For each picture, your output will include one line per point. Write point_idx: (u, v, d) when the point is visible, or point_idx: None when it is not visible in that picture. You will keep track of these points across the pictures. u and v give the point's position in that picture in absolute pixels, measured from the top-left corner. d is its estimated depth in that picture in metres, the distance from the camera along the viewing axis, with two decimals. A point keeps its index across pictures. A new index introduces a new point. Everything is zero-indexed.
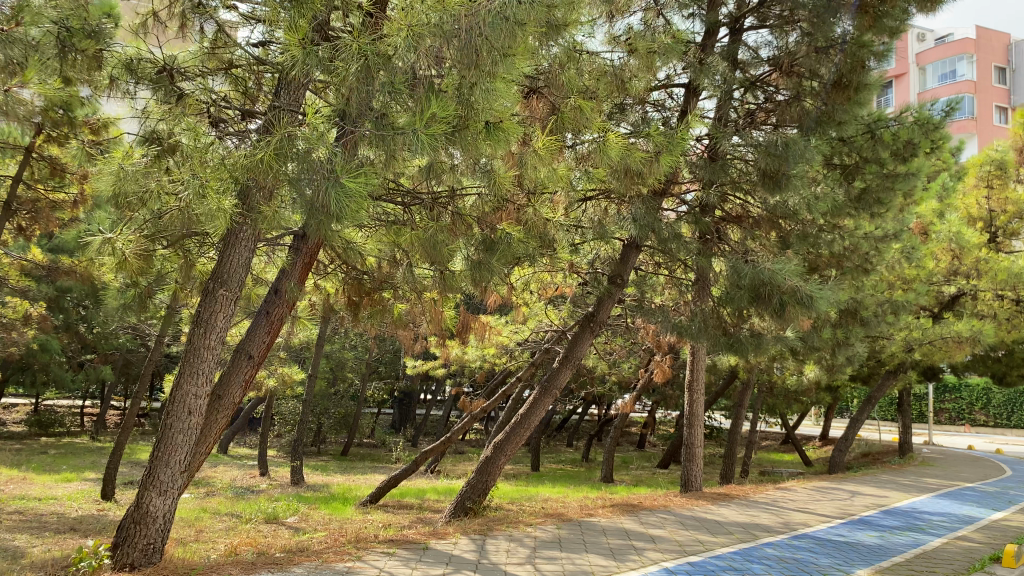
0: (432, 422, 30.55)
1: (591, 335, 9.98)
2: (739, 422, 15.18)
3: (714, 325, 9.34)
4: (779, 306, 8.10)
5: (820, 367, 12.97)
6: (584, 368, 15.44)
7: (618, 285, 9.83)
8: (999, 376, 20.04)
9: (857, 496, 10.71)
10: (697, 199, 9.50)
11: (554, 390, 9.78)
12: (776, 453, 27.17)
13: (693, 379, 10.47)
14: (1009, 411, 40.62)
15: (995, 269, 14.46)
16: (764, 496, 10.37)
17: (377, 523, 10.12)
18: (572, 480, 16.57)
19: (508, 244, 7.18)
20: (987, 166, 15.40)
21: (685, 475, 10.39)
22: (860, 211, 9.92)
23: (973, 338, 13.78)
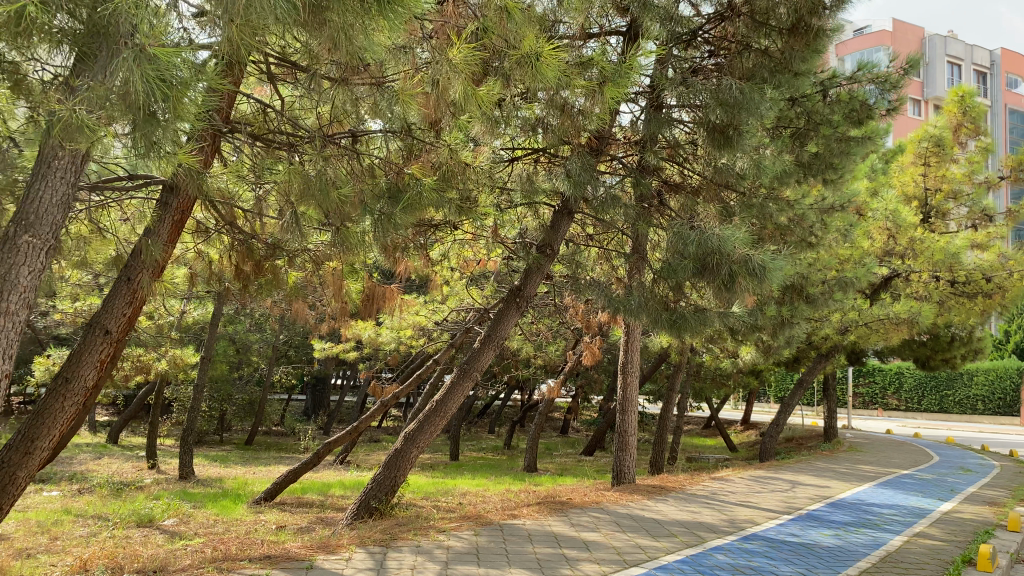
0: (347, 408, 29.11)
1: (517, 312, 8.83)
2: (669, 406, 14.31)
3: (654, 299, 8.42)
4: (728, 279, 7.15)
5: (757, 349, 12.23)
6: (508, 351, 14.37)
7: (547, 256, 8.75)
8: (923, 360, 19.94)
9: (799, 486, 9.97)
10: (635, 160, 8.58)
11: (475, 373, 8.62)
12: (699, 438, 26.79)
13: (627, 361, 9.47)
14: (920, 395, 41.66)
15: (932, 249, 14.03)
16: (702, 488, 9.50)
17: (269, 526, 8.84)
18: (493, 470, 15.53)
19: (417, 193, 5.92)
20: (925, 143, 14.98)
21: (618, 467, 9.41)
22: (811, 177, 9.16)
23: (911, 320, 13.38)
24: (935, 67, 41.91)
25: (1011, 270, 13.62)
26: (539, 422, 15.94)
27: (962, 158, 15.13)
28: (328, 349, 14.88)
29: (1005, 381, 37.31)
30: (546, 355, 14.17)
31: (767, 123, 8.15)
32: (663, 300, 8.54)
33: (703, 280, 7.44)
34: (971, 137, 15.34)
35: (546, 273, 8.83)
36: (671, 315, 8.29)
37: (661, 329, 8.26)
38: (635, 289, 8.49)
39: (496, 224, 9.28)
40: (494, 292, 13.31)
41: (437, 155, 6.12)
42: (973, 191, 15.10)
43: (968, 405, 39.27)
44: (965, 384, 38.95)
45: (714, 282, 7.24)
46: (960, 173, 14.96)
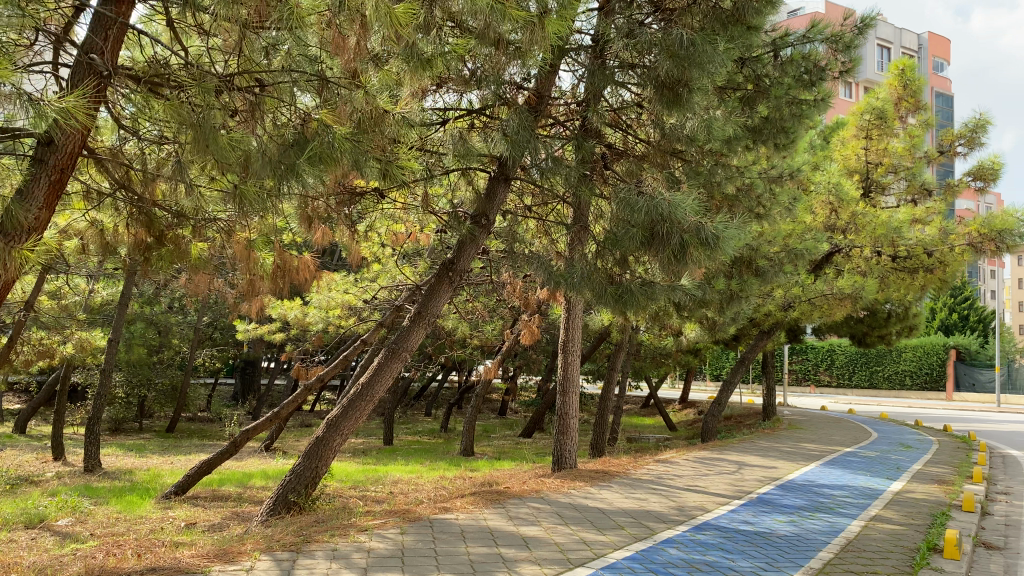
0: (277, 392, 28.03)
1: (450, 288, 8.12)
2: (610, 386, 13.69)
3: (597, 272, 7.83)
4: (679, 249, 6.57)
5: (701, 326, 11.78)
6: (442, 331, 13.64)
7: (483, 227, 8.07)
8: (859, 337, 19.91)
9: (747, 467, 9.55)
10: (577, 121, 8.00)
11: (405, 354, 7.89)
12: (637, 418, 26.59)
13: (568, 338, 8.88)
14: (851, 371, 42.49)
15: (873, 223, 13.73)
16: (647, 472, 8.97)
17: (177, 523, 8.01)
18: (428, 454, 14.86)
19: (328, 142, 5.14)
20: (867, 115, 14.69)
21: (559, 451, 8.84)
22: (761, 143, 8.70)
23: (854, 296, 13.29)
24: (866, 48, 42.38)
25: (951, 244, 13.74)
26: (475, 405, 15.29)
27: (902, 132, 14.91)
28: (250, 332, 13.94)
29: (932, 357, 38.43)
30: (482, 335, 13.50)
31: (718, 82, 7.60)
32: (608, 274, 7.96)
33: (651, 252, 6.86)
34: (911, 112, 15.16)
35: (482, 245, 8.16)
36: (616, 289, 7.72)
37: (606, 305, 7.67)
38: (577, 262, 7.89)
39: (427, 191, 8.55)
40: (427, 268, 12.57)
41: (354, 103, 5.35)
42: (912, 166, 14.91)
43: (896, 380, 40.22)
44: (894, 360, 39.85)
45: (663, 253, 6.66)
46: (901, 147, 14.76)
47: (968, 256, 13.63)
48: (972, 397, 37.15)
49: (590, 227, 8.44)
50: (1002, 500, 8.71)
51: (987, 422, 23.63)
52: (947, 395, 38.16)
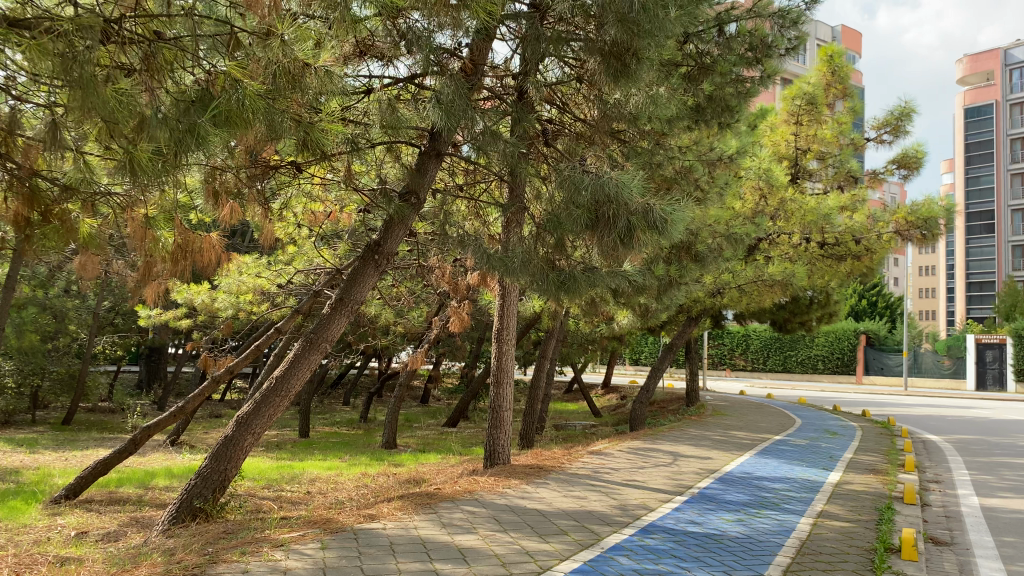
0: (184, 380, 26.66)
1: (375, 272, 7.48)
2: (539, 374, 13.25)
3: (536, 257, 7.31)
4: (626, 232, 6.09)
5: (634, 313, 11.44)
6: (364, 318, 12.93)
7: (413, 205, 7.44)
8: (780, 323, 20.04)
9: (683, 458, 9.23)
10: (513, 92, 7.48)
11: (325, 344, 7.22)
12: (560, 404, 26.37)
13: (502, 327, 8.34)
14: (765, 356, 43.47)
15: (803, 209, 13.70)
16: (582, 466, 8.54)
17: (67, 532, 7.16)
18: (347, 447, 14.15)
19: (231, 99, 4.44)
20: (797, 100, 14.63)
21: (492, 446, 8.32)
22: (703, 122, 8.35)
23: (785, 282, 13.25)
24: None
25: (878, 232, 13.86)
26: (398, 395, 14.65)
27: (830, 119, 14.93)
28: (154, 318, 12.96)
29: (844, 341, 39.73)
30: (406, 322, 12.87)
31: (663, 54, 7.17)
32: (547, 259, 7.45)
33: (595, 235, 6.36)
34: (838, 98, 15.20)
35: (411, 226, 7.53)
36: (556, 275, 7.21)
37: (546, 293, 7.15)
38: (514, 247, 7.35)
39: (350, 167, 7.88)
40: (348, 252, 11.85)
41: (266, 57, 4.65)
42: (839, 153, 14.95)
43: (808, 365, 41.35)
44: (806, 345, 40.96)
45: (609, 236, 6.17)
46: (830, 133, 14.78)
47: (894, 244, 13.74)
48: (880, 381, 38.46)
49: (527, 208, 7.92)
50: (937, 490, 8.61)
51: (897, 406, 24.32)
52: (856, 379, 39.40)
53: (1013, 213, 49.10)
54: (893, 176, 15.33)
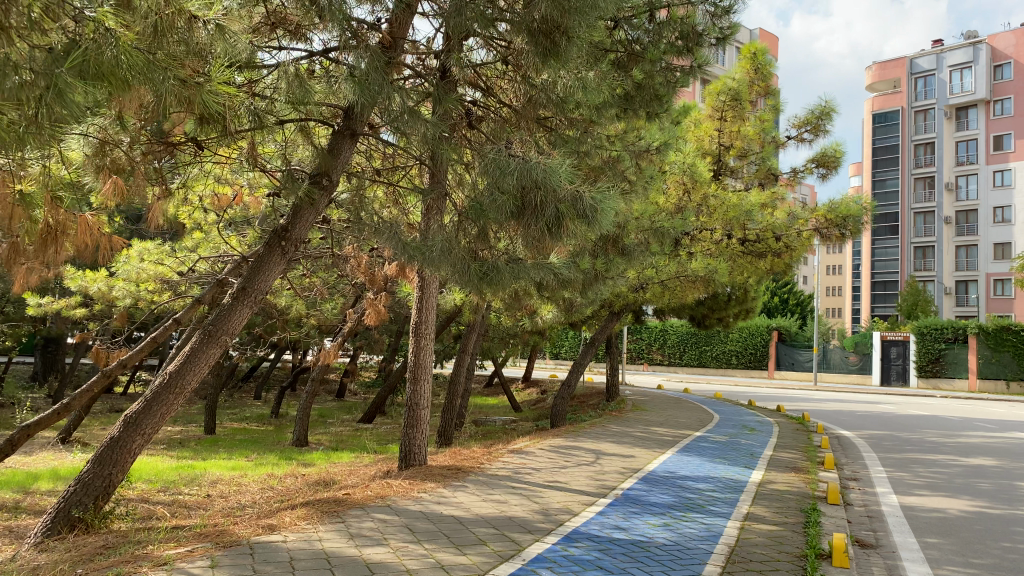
0: (82, 372, 25.17)
1: (282, 259, 6.91)
2: (458, 369, 12.83)
3: (457, 246, 6.91)
4: (553, 221, 5.75)
5: (557, 307, 11.13)
6: (273, 309, 12.25)
7: (323, 189, 6.93)
8: (698, 319, 20.10)
9: (606, 456, 8.96)
10: (434, 69, 7.03)
11: (225, 337, 6.63)
12: (479, 398, 26.02)
13: (421, 321, 7.90)
14: (682, 350, 44.14)
15: (726, 203, 13.60)
16: (502, 465, 8.15)
17: None
18: (254, 445, 13.43)
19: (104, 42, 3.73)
20: (722, 96, 14.59)
21: (408, 447, 7.87)
22: (632, 110, 8.06)
23: (708, 277, 13.19)
24: None
25: (799, 229, 13.96)
26: (310, 390, 14.03)
27: (753, 116, 14.95)
28: (42, 306, 11.97)
29: (757, 337, 40.65)
30: (319, 315, 12.26)
31: (594, 36, 6.84)
32: (470, 249, 7.06)
33: (521, 223, 5.99)
34: (761, 95, 15.22)
35: (322, 212, 7.02)
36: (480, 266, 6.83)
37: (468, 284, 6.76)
38: (434, 235, 6.93)
39: (255, 144, 7.29)
40: (257, 239, 11.16)
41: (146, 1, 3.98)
42: (761, 150, 15.01)
43: (723, 360, 42.19)
44: (721, 340, 41.76)
45: (535, 225, 5.81)
46: (754, 130, 14.78)
47: (813, 241, 13.84)
48: (790, 376, 39.51)
49: (449, 194, 7.51)
50: (856, 489, 8.57)
51: (808, 401, 24.89)
52: (768, 374, 40.37)
53: (915, 215, 51.23)
54: (812, 174, 15.48)
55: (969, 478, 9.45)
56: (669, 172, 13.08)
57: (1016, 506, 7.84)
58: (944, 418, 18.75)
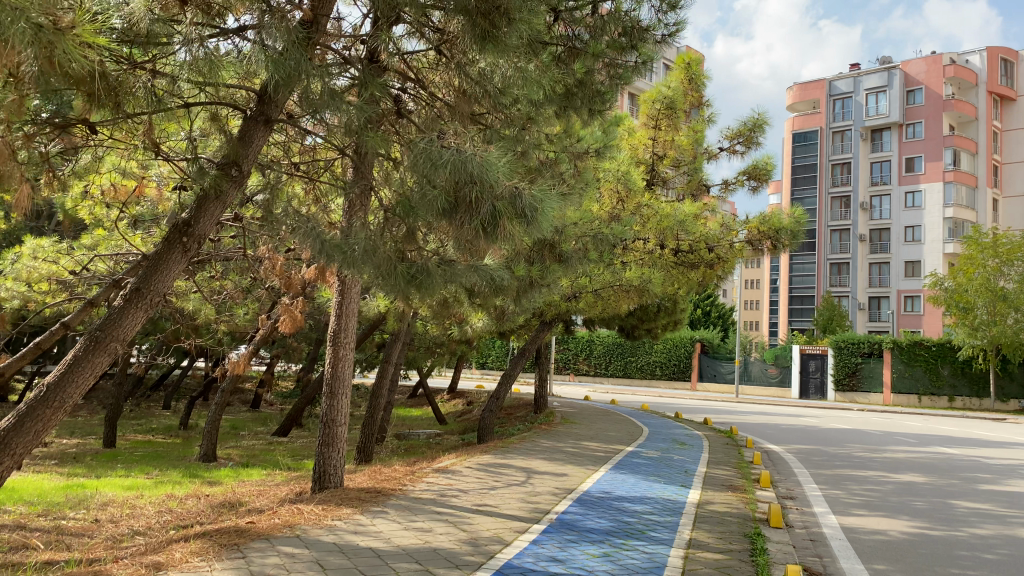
0: None
1: (183, 256, 6.17)
2: (381, 380, 12.15)
3: (384, 245, 6.33)
4: (490, 220, 5.22)
5: (488, 315, 10.59)
6: (179, 314, 11.33)
7: (231, 180, 6.24)
8: (628, 330, 19.83)
9: (537, 476, 8.43)
10: (359, 52, 6.42)
11: (115, 344, 5.84)
12: (402, 409, 25.24)
13: (340, 330, 7.24)
14: (607, 361, 44.13)
15: (659, 213, 13.28)
16: (426, 487, 7.54)
17: None
18: (157, 460, 12.44)
19: None
20: (657, 103, 14.30)
21: (322, 467, 7.19)
22: (573, 109, 7.59)
23: (642, 287, 12.86)
24: None
25: (732, 241, 13.78)
26: (220, 400, 13.09)
27: (687, 126, 14.71)
28: None
29: (681, 349, 40.99)
30: (230, 322, 11.42)
31: (535, 24, 6.35)
32: (396, 249, 6.48)
33: (453, 222, 5.45)
34: (695, 106, 15.00)
35: (230, 205, 6.35)
36: (407, 269, 6.27)
37: (394, 287, 6.20)
38: (359, 232, 6.34)
39: (155, 128, 6.52)
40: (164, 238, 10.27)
41: None
42: (694, 160, 14.76)
43: (648, 371, 42.37)
44: (646, 351, 41.93)
45: (469, 224, 5.28)
46: (688, 140, 14.54)
47: (746, 252, 13.70)
48: (713, 388, 39.91)
49: (376, 188, 6.92)
50: (794, 509, 8.27)
51: (733, 413, 24.96)
52: (691, 386, 40.71)
53: (832, 232, 52.64)
54: (744, 187, 15.33)
55: (904, 496, 9.27)
56: (602, 180, 12.69)
57: (956, 527, 7.64)
58: (865, 432, 18.93)
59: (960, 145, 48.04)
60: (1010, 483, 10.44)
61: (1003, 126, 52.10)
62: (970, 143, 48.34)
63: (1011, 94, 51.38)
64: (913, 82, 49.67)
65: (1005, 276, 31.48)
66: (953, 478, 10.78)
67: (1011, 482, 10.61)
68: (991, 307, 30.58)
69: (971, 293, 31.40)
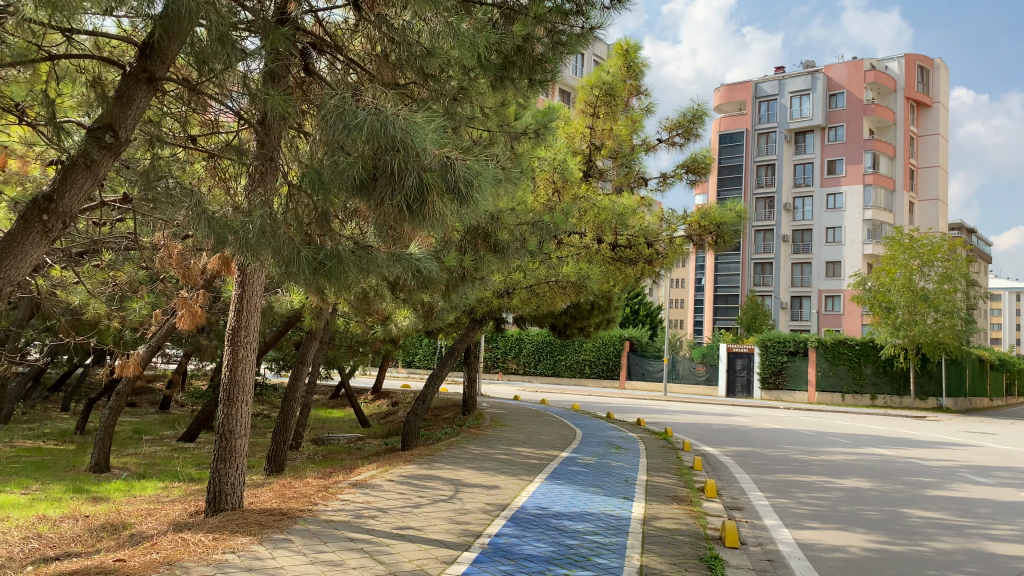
0: None
1: (44, 239, 5.09)
2: (295, 383, 11.09)
3: (286, 225, 5.41)
4: (416, 194, 4.38)
5: (415, 312, 9.69)
6: (63, 308, 10.04)
7: (101, 147, 5.19)
8: (559, 328, 19.13)
9: (466, 490, 7.59)
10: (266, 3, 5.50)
11: None
12: (323, 411, 24.04)
13: (239, 328, 6.30)
14: (537, 359, 43.46)
15: (596, 206, 12.56)
16: (340, 506, 6.62)
17: None
18: (39, 472, 11.12)
19: None
20: (595, 90, 13.62)
21: (216, 487, 6.21)
22: (510, 82, 6.79)
23: (579, 282, 12.16)
24: None
25: (670, 235, 13.20)
26: (114, 403, 11.84)
27: (625, 115, 14.05)
28: None
29: (610, 347, 41.04)
30: (124, 318, 10.25)
31: None
32: (302, 232, 5.57)
33: (372, 197, 4.59)
34: (633, 95, 14.30)
35: (103, 178, 5.29)
36: (315, 254, 5.37)
37: (299, 275, 5.28)
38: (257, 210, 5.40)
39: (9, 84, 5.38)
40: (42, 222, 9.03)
41: None
42: (630, 151, 14.08)
43: (576, 369, 42.03)
44: (575, 349, 41.77)
45: (390, 200, 4.44)
46: (626, 130, 13.89)
47: (685, 247, 13.12)
48: (641, 386, 39.76)
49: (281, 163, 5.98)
50: (744, 522, 7.65)
51: (664, 412, 24.62)
52: (620, 384, 40.49)
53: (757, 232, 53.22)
54: (682, 180, 14.78)
55: (854, 505, 8.77)
56: (538, 170, 11.86)
57: (917, 541, 7.14)
58: (797, 432, 18.72)
59: (879, 149, 49.24)
60: (955, 488, 10.11)
61: (919, 132, 53.67)
62: (888, 147, 49.61)
63: (927, 101, 52.92)
64: (835, 87, 50.64)
65: (925, 276, 32.12)
66: (898, 483, 10.39)
67: (954, 486, 10.29)
68: (911, 307, 31.48)
69: (892, 294, 32.02)
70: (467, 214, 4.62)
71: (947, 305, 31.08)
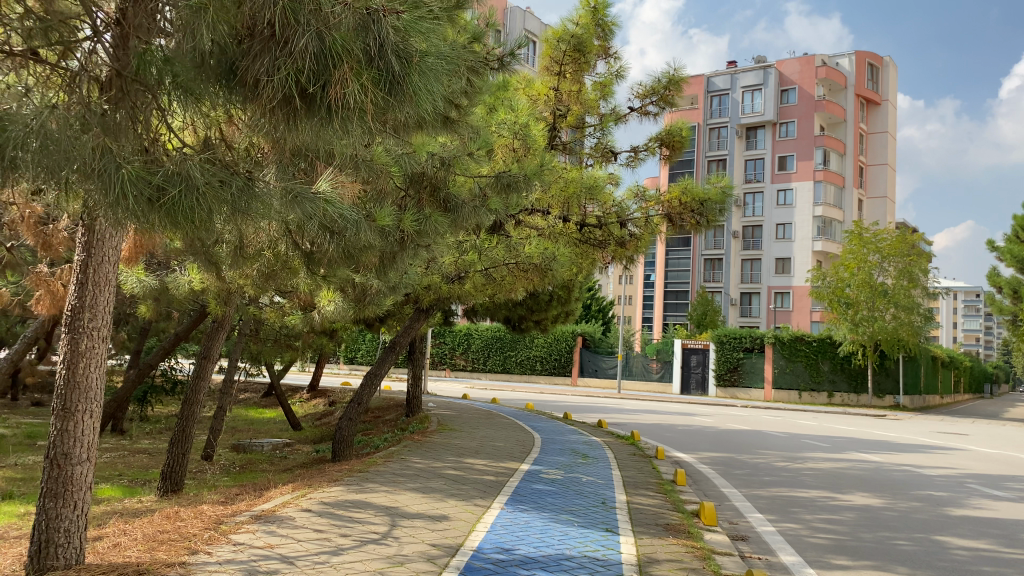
0: None
1: None
2: (197, 383, 9.09)
3: (108, 133, 3.58)
4: (315, 61, 3.13)
5: (342, 295, 7.98)
6: None
7: None
8: (514, 321, 17.40)
9: (405, 524, 5.82)
10: None
11: None
12: (253, 411, 21.93)
13: (81, 309, 4.42)
14: (486, 356, 41.70)
15: (564, 178, 10.85)
16: (228, 556, 4.81)
17: None
18: None
19: None
20: (563, 45, 11.89)
21: (43, 535, 4.37)
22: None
23: (544, 264, 10.53)
24: None
25: (644, 213, 11.53)
26: None
27: (593, 80, 12.38)
28: None
29: (563, 342, 39.51)
30: None
31: None
32: (142, 147, 3.77)
33: (249, 76, 3.31)
34: (600, 58, 12.44)
35: None
36: (147, 173, 3.49)
37: (123, 210, 3.38)
38: (74, 109, 3.61)
39: None
40: None
41: None
42: (598, 122, 12.41)
43: (527, 365, 40.44)
44: (527, 345, 40.13)
45: (275, 76, 3.18)
46: (594, 96, 12.19)
47: (662, 228, 11.52)
48: (594, 383, 38.39)
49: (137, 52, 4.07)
50: (759, 561, 6.04)
51: (621, 411, 23.20)
52: (572, 381, 39.10)
53: None
54: (655, 156, 13.20)
55: (879, 532, 7.24)
56: (494, 133, 10.01)
57: None
58: (769, 434, 17.34)
59: (831, 146, 48.75)
60: (979, 505, 8.69)
61: (869, 128, 53.41)
62: (839, 144, 49.20)
63: (877, 98, 52.61)
64: (787, 82, 49.90)
65: (883, 271, 31.36)
66: (913, 500, 8.92)
67: (976, 503, 8.85)
68: (870, 303, 30.63)
69: (851, 289, 31.13)
70: (392, 110, 3.42)
71: (906, 301, 30.33)
